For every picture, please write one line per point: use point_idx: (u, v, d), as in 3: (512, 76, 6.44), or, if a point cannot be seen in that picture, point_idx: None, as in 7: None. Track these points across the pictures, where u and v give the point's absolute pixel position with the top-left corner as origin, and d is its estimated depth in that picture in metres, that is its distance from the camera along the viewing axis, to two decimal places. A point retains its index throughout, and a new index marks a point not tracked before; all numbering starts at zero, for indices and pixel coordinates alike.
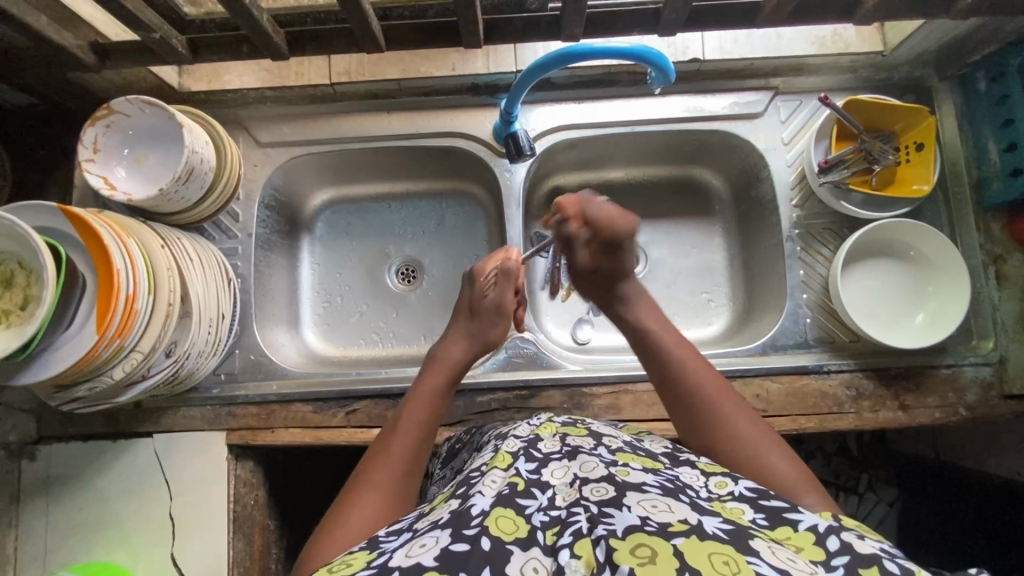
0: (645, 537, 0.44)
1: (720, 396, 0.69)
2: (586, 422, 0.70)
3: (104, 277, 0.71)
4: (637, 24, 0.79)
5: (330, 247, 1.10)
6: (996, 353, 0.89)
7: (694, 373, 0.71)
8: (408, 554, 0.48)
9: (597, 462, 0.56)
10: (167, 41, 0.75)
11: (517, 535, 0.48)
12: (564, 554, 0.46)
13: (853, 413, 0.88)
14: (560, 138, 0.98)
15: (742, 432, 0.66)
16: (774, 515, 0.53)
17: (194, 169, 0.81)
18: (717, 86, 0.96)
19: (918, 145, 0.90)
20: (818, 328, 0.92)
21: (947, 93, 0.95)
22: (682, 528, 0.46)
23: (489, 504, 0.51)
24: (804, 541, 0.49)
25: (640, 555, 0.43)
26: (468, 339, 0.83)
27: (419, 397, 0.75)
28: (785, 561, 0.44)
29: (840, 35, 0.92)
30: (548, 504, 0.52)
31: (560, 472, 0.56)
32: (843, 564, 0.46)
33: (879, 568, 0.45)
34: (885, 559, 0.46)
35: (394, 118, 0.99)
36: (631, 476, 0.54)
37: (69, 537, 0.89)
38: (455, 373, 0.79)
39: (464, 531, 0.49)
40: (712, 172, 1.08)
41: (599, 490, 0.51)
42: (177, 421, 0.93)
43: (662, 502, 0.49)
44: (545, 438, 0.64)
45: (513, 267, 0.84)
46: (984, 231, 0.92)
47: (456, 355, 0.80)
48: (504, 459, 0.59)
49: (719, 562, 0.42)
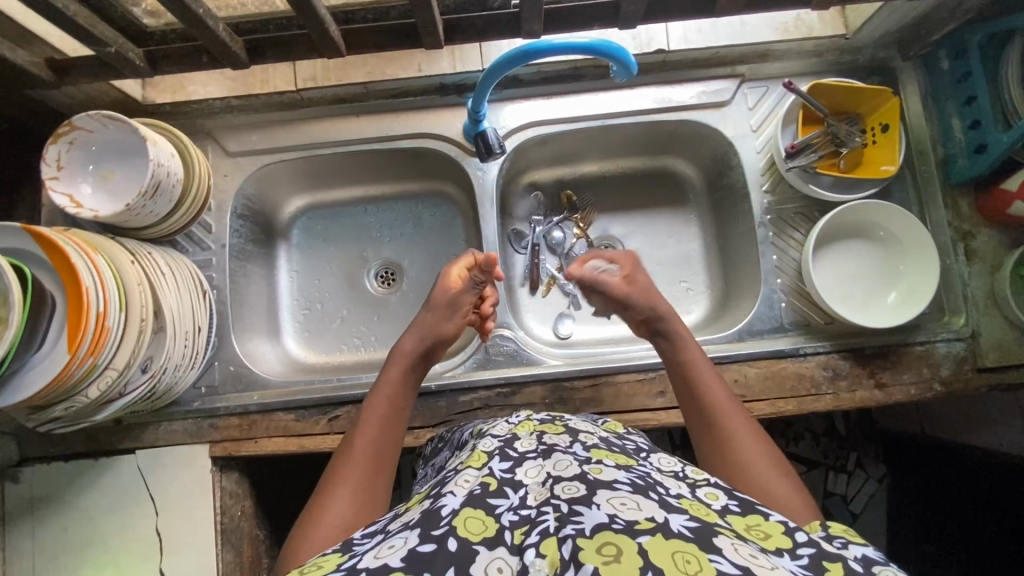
0: (612, 536, 0.45)
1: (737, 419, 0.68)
2: (564, 419, 0.71)
3: (72, 296, 0.71)
4: (598, 17, 0.79)
5: (307, 253, 1.10)
6: (968, 328, 0.90)
7: (715, 391, 0.71)
8: (376, 555, 0.49)
9: (570, 460, 0.57)
10: (124, 55, 0.74)
11: (484, 535, 0.49)
12: (530, 553, 0.46)
13: (830, 394, 0.89)
14: (530, 135, 0.98)
15: (752, 455, 0.64)
16: (746, 505, 0.55)
17: (160, 183, 0.81)
18: (683, 76, 0.97)
19: (883, 126, 0.91)
20: (794, 313, 0.93)
21: (910, 72, 0.96)
22: (649, 527, 0.46)
23: (459, 504, 0.52)
24: (773, 530, 0.51)
25: (605, 554, 0.44)
26: (421, 330, 0.81)
27: (378, 392, 0.75)
28: (748, 558, 0.45)
29: (802, 21, 0.93)
30: (519, 503, 0.52)
31: (534, 471, 0.56)
32: (808, 554, 0.48)
33: (843, 564, 0.47)
34: (850, 560, 0.48)
35: (363, 121, 0.98)
36: (603, 474, 0.54)
37: (55, 558, 0.89)
38: (413, 363, 0.79)
39: (432, 532, 0.49)
40: (685, 161, 1.08)
41: (570, 488, 0.51)
42: (160, 435, 0.92)
43: (631, 500, 0.50)
44: (522, 436, 0.65)
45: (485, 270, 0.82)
46: (953, 208, 0.93)
47: (410, 345, 0.80)
48: (479, 458, 0.60)
49: (682, 561, 0.43)
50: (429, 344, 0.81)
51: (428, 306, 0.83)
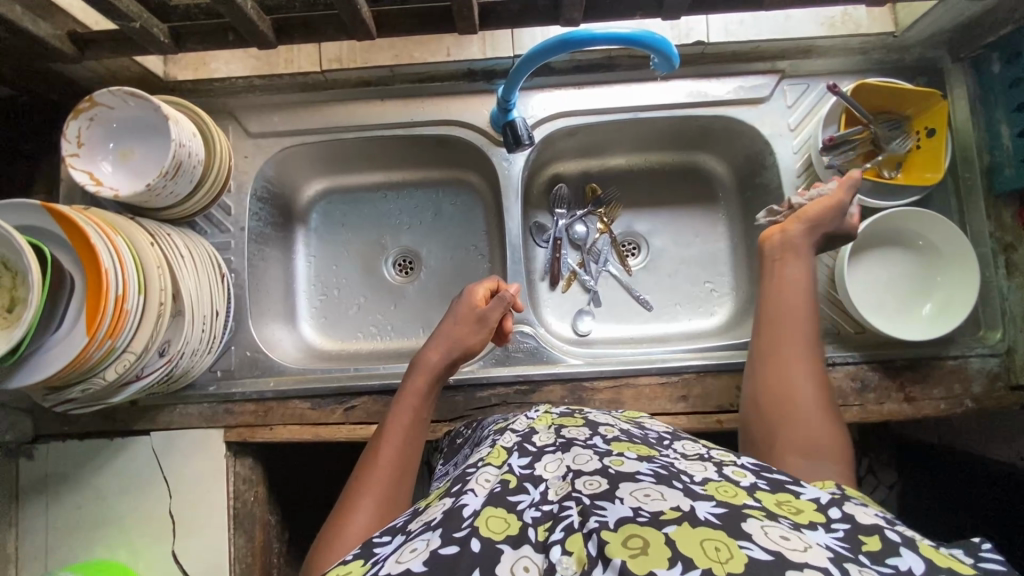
0: (637, 527, 0.44)
1: (808, 382, 0.69)
2: (583, 412, 0.70)
3: (92, 278, 0.70)
4: (640, 7, 0.75)
5: (326, 238, 1.08)
6: (1004, 344, 0.87)
7: (795, 337, 0.72)
8: (398, 560, 0.46)
9: (591, 454, 0.56)
10: (149, 30, 0.71)
11: (507, 533, 0.47)
12: (555, 551, 0.44)
13: (857, 406, 0.87)
14: (561, 125, 0.95)
15: (807, 403, 0.67)
16: (776, 485, 0.53)
17: (181, 163, 0.78)
18: (721, 69, 0.93)
19: (929, 131, 0.88)
20: (823, 320, 0.90)
21: (960, 74, 0.91)
22: (674, 516, 0.45)
23: (481, 504, 0.51)
24: (805, 506, 0.50)
25: (632, 546, 0.42)
26: (446, 342, 0.79)
27: (401, 402, 0.74)
28: (778, 541, 0.43)
29: (850, 16, 0.89)
30: (540, 498, 0.51)
31: (553, 465, 0.55)
32: (843, 529, 0.47)
33: (880, 537, 0.45)
34: (885, 530, 0.46)
35: (388, 105, 0.95)
36: (625, 465, 0.54)
37: (70, 536, 0.89)
38: (437, 377, 0.78)
39: (454, 533, 0.47)
40: (715, 158, 1.05)
41: (592, 482, 0.51)
42: (174, 418, 0.92)
43: (655, 490, 0.49)
44: (541, 430, 0.64)
45: (507, 295, 0.82)
46: (995, 219, 0.89)
47: (436, 358, 0.79)
48: (499, 455, 0.59)
49: (712, 548, 0.42)
50: (455, 356, 0.80)
51: (454, 318, 0.81)
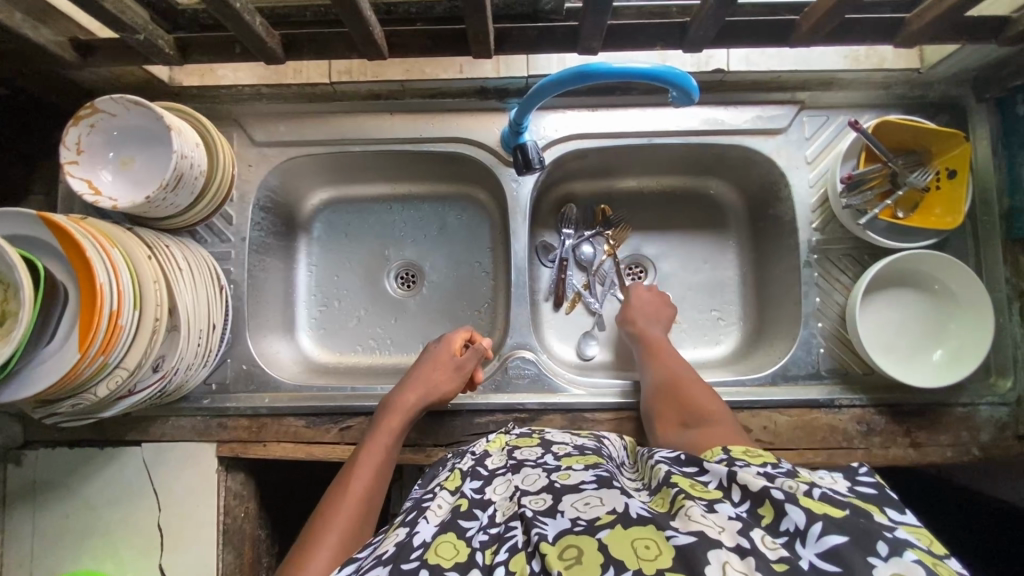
0: (573, 538, 0.48)
1: (683, 373, 0.84)
2: (541, 432, 0.74)
3: (86, 293, 0.68)
4: (660, 38, 0.73)
5: (328, 247, 1.06)
6: (1014, 393, 0.86)
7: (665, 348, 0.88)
8: None
9: (538, 473, 0.60)
10: (154, 42, 0.69)
11: (456, 560, 0.50)
12: (500, 571, 0.48)
13: (862, 449, 0.85)
14: (571, 146, 0.93)
15: (687, 385, 0.81)
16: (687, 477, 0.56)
17: (183, 175, 0.77)
18: (739, 97, 0.91)
19: (950, 171, 0.85)
20: (831, 359, 0.88)
21: (983, 115, 0.89)
22: (608, 520, 0.49)
23: (432, 534, 0.53)
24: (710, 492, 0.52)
25: (566, 558, 0.46)
26: (419, 385, 0.82)
27: (374, 441, 0.76)
28: (702, 520, 0.47)
29: (874, 50, 0.87)
30: (488, 522, 0.55)
31: (502, 488, 0.60)
32: (746, 507, 0.50)
33: (771, 502, 0.49)
34: (773, 487, 0.49)
35: (397, 118, 0.93)
36: (570, 478, 0.57)
37: (56, 545, 0.88)
38: (410, 418, 0.80)
39: (403, 565, 0.50)
40: (727, 185, 1.03)
41: (538, 500, 0.54)
42: (167, 430, 0.90)
43: (595, 498, 0.53)
44: (494, 453, 0.69)
45: (483, 345, 0.87)
46: (1012, 264, 0.87)
47: (410, 400, 0.81)
48: (454, 480, 0.62)
49: (642, 548, 0.46)
50: (430, 399, 0.82)
51: (431, 363, 0.84)
